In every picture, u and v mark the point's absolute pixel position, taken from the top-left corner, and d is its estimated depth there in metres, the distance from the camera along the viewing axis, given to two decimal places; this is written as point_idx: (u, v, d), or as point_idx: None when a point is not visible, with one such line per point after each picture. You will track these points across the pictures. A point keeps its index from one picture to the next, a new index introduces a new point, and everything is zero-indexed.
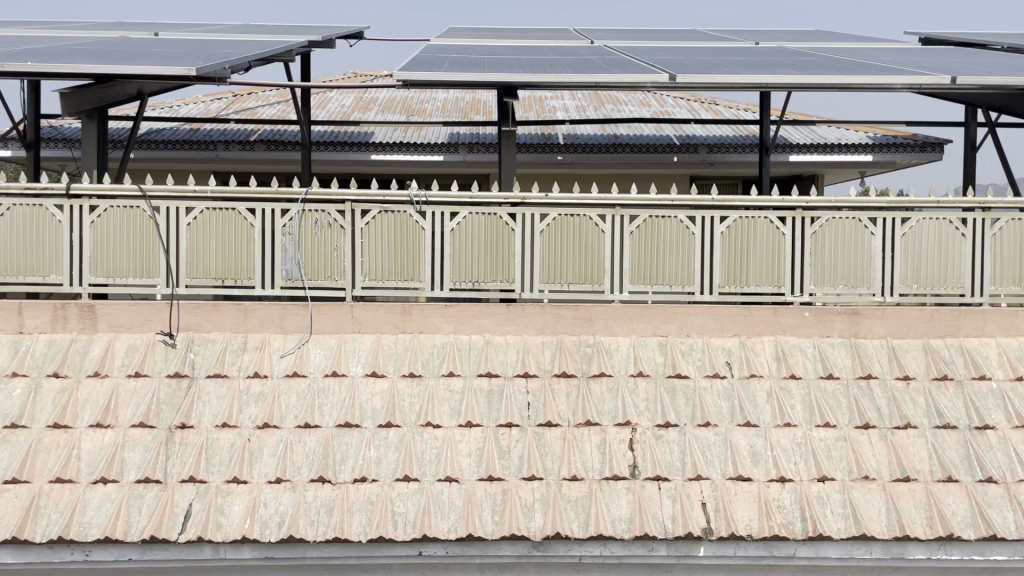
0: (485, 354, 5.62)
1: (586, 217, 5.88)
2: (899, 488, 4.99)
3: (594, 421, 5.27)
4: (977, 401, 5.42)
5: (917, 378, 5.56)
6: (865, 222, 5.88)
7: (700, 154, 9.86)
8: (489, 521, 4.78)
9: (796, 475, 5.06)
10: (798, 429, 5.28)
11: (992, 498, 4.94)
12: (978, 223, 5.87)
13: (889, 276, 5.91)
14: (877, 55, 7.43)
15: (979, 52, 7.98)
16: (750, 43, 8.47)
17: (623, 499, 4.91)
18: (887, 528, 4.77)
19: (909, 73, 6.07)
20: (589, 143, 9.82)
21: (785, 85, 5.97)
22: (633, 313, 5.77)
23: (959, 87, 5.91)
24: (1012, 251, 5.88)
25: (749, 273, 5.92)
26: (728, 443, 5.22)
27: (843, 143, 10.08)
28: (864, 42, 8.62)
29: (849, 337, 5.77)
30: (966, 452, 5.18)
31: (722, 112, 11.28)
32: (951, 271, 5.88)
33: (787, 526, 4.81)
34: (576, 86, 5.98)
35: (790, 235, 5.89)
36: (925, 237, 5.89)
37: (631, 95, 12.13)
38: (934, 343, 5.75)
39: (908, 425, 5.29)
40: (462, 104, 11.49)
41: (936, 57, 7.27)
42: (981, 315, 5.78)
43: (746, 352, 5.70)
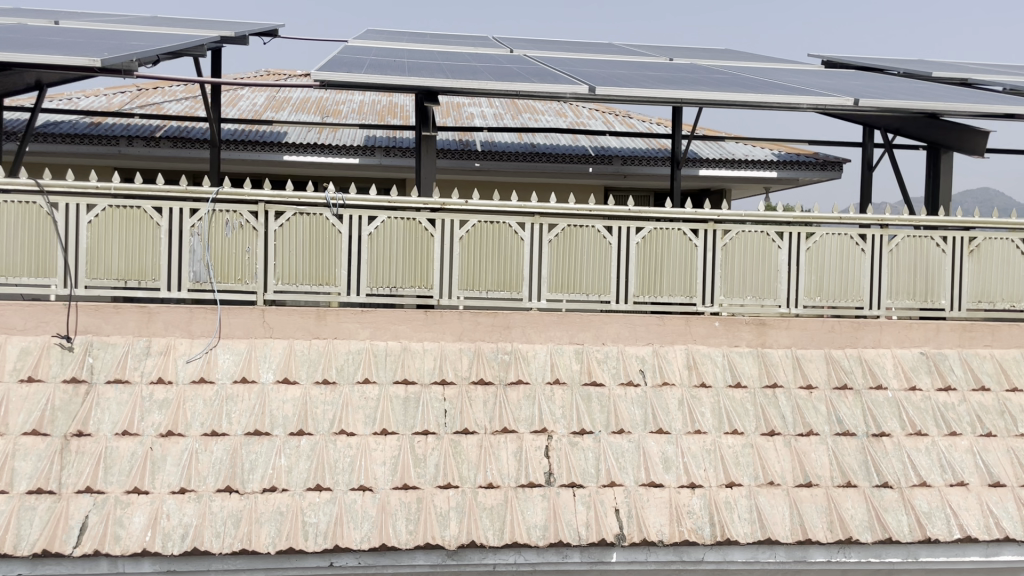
0: (402, 361, 5.55)
1: (506, 225, 5.89)
2: (801, 493, 5.17)
3: (511, 428, 5.27)
4: (874, 410, 5.67)
5: (819, 387, 5.78)
6: (772, 236, 6.08)
7: (614, 165, 10.05)
8: (403, 530, 4.72)
9: (705, 481, 5.19)
10: (707, 436, 5.42)
11: (888, 503, 5.17)
12: (877, 239, 6.13)
13: (794, 289, 6.12)
14: (785, 76, 7.72)
15: (877, 76, 8.38)
16: (665, 59, 8.68)
17: (538, 507, 4.93)
18: (790, 532, 4.95)
19: (815, 94, 6.33)
20: (506, 151, 9.85)
21: (699, 101, 6.14)
22: (551, 321, 5.80)
23: (860, 109, 6.18)
24: (908, 266, 6.15)
25: (663, 283, 6.04)
26: (641, 450, 5.31)
27: (750, 160, 10.43)
28: (771, 63, 8.96)
29: (756, 347, 5.95)
30: (864, 458, 5.41)
31: (636, 125, 11.51)
32: (851, 284, 6.13)
33: (696, 531, 4.93)
34: (497, 93, 5.99)
35: (702, 247, 6.05)
36: (827, 251, 6.12)
37: (548, 105, 12.23)
38: (835, 353, 5.97)
39: (810, 432, 5.50)
40: (378, 107, 11.37)
41: (838, 81, 7.61)
42: (878, 327, 6.03)
43: (658, 360, 5.81)
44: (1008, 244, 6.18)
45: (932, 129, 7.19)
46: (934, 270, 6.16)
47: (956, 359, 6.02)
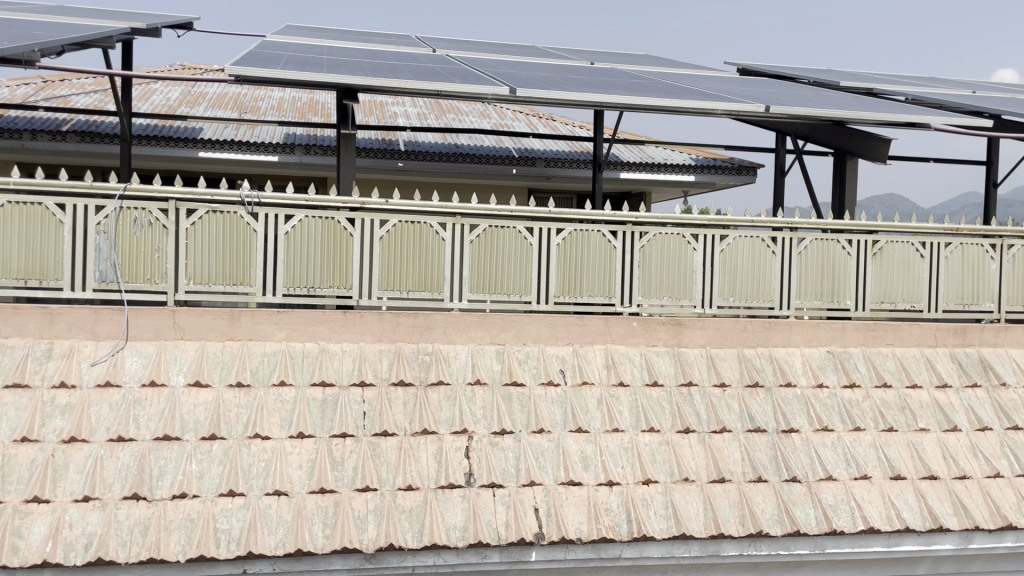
0: (320, 362, 5.45)
1: (426, 225, 5.86)
2: (715, 488, 5.31)
3: (431, 429, 5.24)
4: (784, 407, 5.86)
5: (732, 385, 5.94)
6: (688, 238, 6.23)
7: (537, 167, 10.14)
8: (320, 534, 4.64)
9: (622, 478, 5.27)
10: (625, 434, 5.51)
11: (796, 497, 5.35)
12: (787, 241, 6.34)
13: (709, 290, 6.28)
14: (701, 82, 7.91)
15: (789, 85, 8.67)
16: (586, 62, 8.80)
17: (458, 508, 4.92)
18: (704, 527, 5.09)
19: (729, 100, 6.51)
20: (429, 151, 9.80)
21: (618, 105, 6.24)
22: (472, 321, 5.79)
23: (771, 116, 6.39)
24: (816, 268, 6.37)
25: (583, 284, 6.11)
26: (560, 449, 5.35)
27: (668, 164, 10.66)
28: (689, 69, 9.17)
29: (673, 346, 6.07)
30: (774, 454, 5.58)
31: (559, 128, 11.62)
32: (762, 285, 6.32)
33: (614, 528, 5.00)
34: (418, 93, 5.95)
35: (620, 248, 6.15)
36: (740, 253, 6.30)
37: (471, 106, 12.22)
38: (747, 352, 6.14)
39: (723, 429, 5.64)
40: (299, 104, 11.17)
41: (752, 88, 7.84)
42: (788, 327, 6.22)
43: (578, 360, 5.87)
44: (909, 247, 6.45)
45: (840, 136, 7.47)
46: (840, 272, 6.39)
47: (861, 357, 6.23)
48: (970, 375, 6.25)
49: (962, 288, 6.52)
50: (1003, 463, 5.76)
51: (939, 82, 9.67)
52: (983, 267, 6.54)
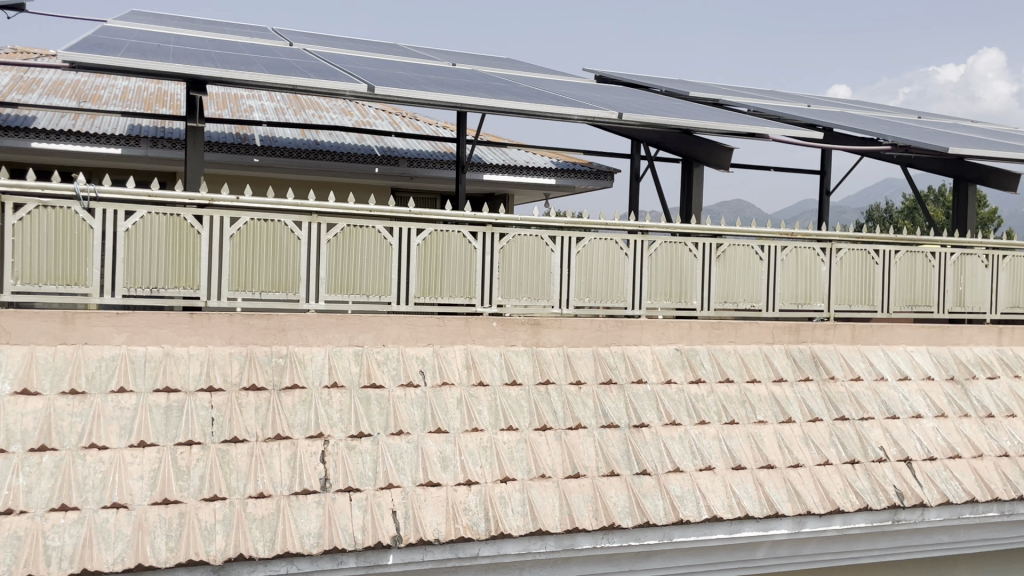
0: (164, 367, 5.16)
1: (281, 223, 5.68)
2: (570, 484, 5.46)
3: (285, 435, 5.09)
4: (635, 403, 6.07)
5: (587, 382, 6.09)
6: (546, 240, 6.35)
7: (400, 166, 10.08)
8: (163, 548, 4.45)
9: (481, 477, 5.33)
10: (484, 433, 5.55)
11: (646, 489, 5.58)
12: (639, 244, 6.59)
13: (566, 290, 6.41)
14: (560, 87, 8.10)
15: (643, 93, 9.02)
16: (448, 63, 8.82)
17: (313, 513, 4.83)
18: (559, 522, 5.23)
19: (584, 106, 6.70)
20: (288, 148, 9.54)
21: (477, 107, 6.28)
22: (329, 322, 5.64)
23: (624, 122, 6.63)
24: (666, 270, 6.65)
25: (443, 284, 6.09)
26: (419, 450, 5.32)
27: (530, 166, 10.84)
28: (549, 74, 9.37)
29: (531, 345, 6.15)
30: (626, 448, 5.79)
31: (422, 128, 11.59)
32: (617, 286, 6.52)
33: (471, 527, 5.06)
34: (272, 87, 5.78)
35: (480, 249, 6.20)
36: (596, 255, 6.48)
37: (332, 102, 11.98)
38: (602, 351, 6.30)
39: (578, 425, 5.80)
40: (145, 94, 10.57)
41: (608, 95, 8.08)
42: (640, 326, 6.42)
43: (438, 360, 5.84)
44: (750, 250, 6.82)
45: (688, 143, 7.83)
46: (687, 273, 6.70)
47: (706, 354, 6.52)
48: (802, 369, 6.61)
49: (795, 288, 6.89)
50: (832, 452, 6.14)
51: (778, 95, 10.26)
52: (814, 269, 6.93)
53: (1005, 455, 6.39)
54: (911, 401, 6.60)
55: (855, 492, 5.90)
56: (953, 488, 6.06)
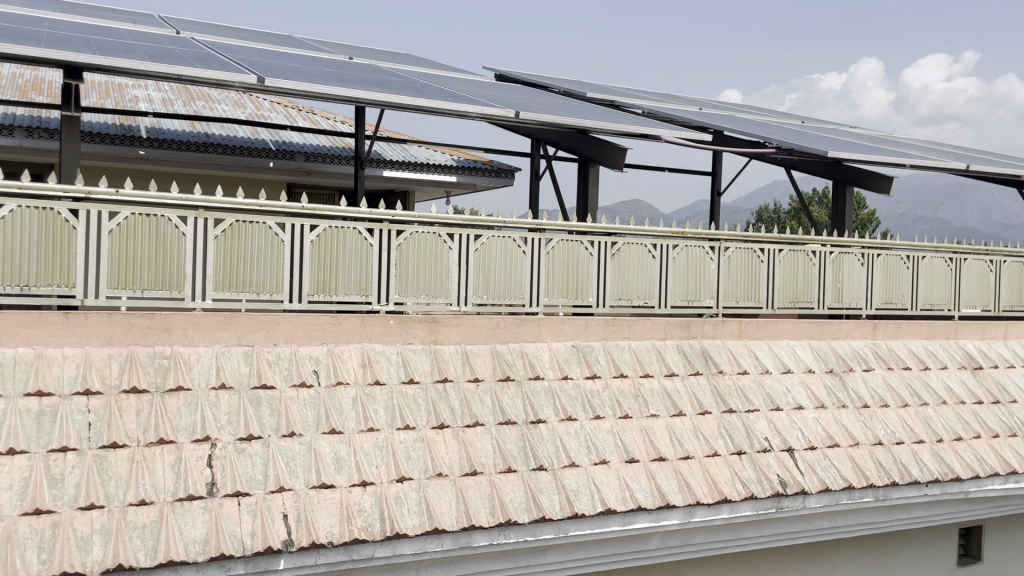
0: (35, 370, 4.86)
1: (164, 218, 5.44)
2: (467, 481, 5.46)
3: (168, 439, 4.88)
4: (532, 399, 6.11)
5: (485, 379, 6.08)
6: (444, 237, 6.31)
7: (296, 161, 9.86)
8: (34, 561, 4.25)
9: (376, 478, 5.25)
10: (380, 433, 5.47)
11: (543, 484, 5.63)
12: (536, 242, 6.62)
13: (464, 288, 6.38)
14: (458, 84, 8.08)
15: (541, 93, 9.09)
16: (345, 56, 8.66)
17: (198, 520, 4.66)
18: (455, 520, 5.23)
19: (482, 104, 6.69)
20: (176, 140, 9.17)
21: (373, 102, 6.18)
22: (217, 322, 5.43)
23: (521, 121, 6.66)
24: (563, 267, 6.71)
25: (337, 282, 5.95)
26: (312, 452, 5.19)
27: (430, 163, 10.75)
28: (448, 71, 9.33)
29: (429, 344, 6.09)
30: (523, 444, 5.83)
31: (319, 122, 11.35)
32: (515, 283, 6.54)
33: (366, 528, 5.00)
34: (155, 76, 5.52)
35: (377, 246, 6.09)
36: (494, 252, 6.46)
37: (224, 94, 11.60)
38: (500, 348, 6.30)
39: (476, 422, 5.79)
40: (20, 81, 9.95)
41: (506, 93, 8.09)
42: (537, 323, 6.46)
43: (332, 360, 5.70)
44: (643, 248, 6.97)
45: (585, 142, 7.93)
46: (583, 271, 6.78)
47: (601, 350, 6.61)
48: (692, 364, 6.79)
49: (686, 285, 7.09)
50: (720, 443, 6.35)
51: (673, 98, 10.50)
52: (704, 268, 7.15)
53: (879, 444, 6.71)
54: (793, 393, 6.88)
55: (741, 482, 6.12)
56: (831, 475, 6.35)
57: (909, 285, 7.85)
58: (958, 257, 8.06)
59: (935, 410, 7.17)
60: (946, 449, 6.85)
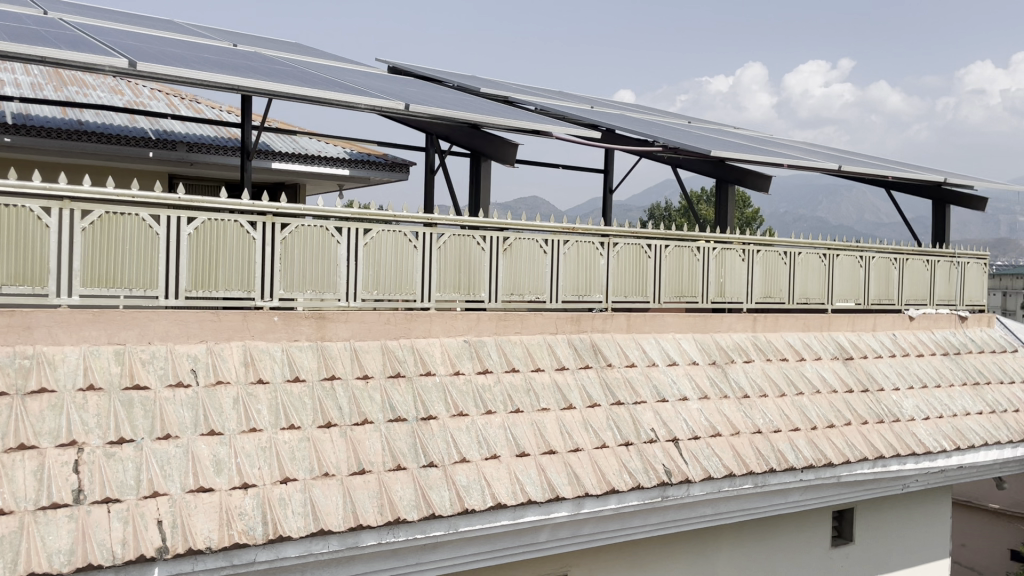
0: None
1: (26, 209, 5.06)
2: (354, 481, 5.32)
3: (30, 444, 4.56)
4: (423, 395, 5.96)
5: (375, 376, 5.90)
6: (331, 231, 6.11)
7: (178, 151, 9.44)
8: None
9: (258, 480, 5.06)
10: (263, 433, 5.25)
11: (432, 481, 5.55)
12: (427, 237, 6.52)
13: (352, 283, 6.21)
14: (348, 75, 7.90)
15: (434, 86, 9.01)
16: (228, 43, 8.33)
17: (64, 529, 4.41)
18: (342, 520, 5.12)
19: (370, 95, 6.57)
20: (45, 127, 8.61)
21: (255, 90, 5.96)
22: (85, 319, 5.11)
23: (411, 114, 6.57)
24: (455, 262, 6.62)
25: (218, 277, 5.70)
26: (189, 454, 4.96)
27: (321, 156, 10.51)
28: (338, 62, 9.12)
29: (316, 340, 5.89)
30: (413, 442, 5.69)
31: (204, 111, 10.91)
32: (405, 278, 6.43)
33: (247, 532, 4.83)
34: (13, 56, 5.15)
35: (260, 240, 5.85)
36: (383, 247, 6.35)
37: (100, 79, 10.99)
38: (390, 344, 6.14)
39: (365, 420, 5.61)
40: None
41: (396, 86, 7.97)
42: (428, 317, 6.33)
43: (212, 358, 5.44)
44: (535, 244, 6.97)
45: (477, 137, 7.92)
46: (475, 266, 6.71)
47: (493, 345, 6.55)
48: (583, 358, 6.82)
49: (577, 281, 7.15)
50: (608, 435, 6.38)
51: (565, 95, 10.60)
52: (593, 263, 7.23)
53: (758, 432, 6.95)
54: (678, 385, 7.04)
55: (628, 472, 6.20)
56: (713, 464, 6.53)
57: (786, 280, 8.20)
58: (830, 254, 8.48)
59: (810, 399, 7.48)
60: (820, 436, 7.18)
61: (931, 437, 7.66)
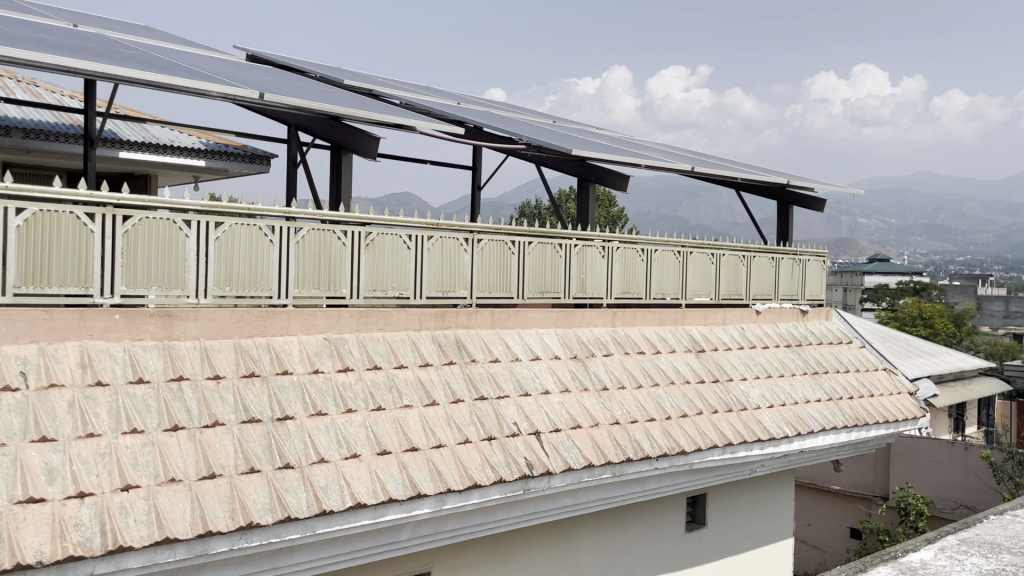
0: None
1: None
2: (204, 486, 5.09)
3: None
4: (279, 395, 5.76)
5: (226, 376, 5.65)
6: (179, 224, 5.80)
7: (12, 138, 8.74)
8: None
9: (96, 488, 4.75)
10: (102, 438, 4.93)
11: (288, 483, 5.38)
12: (285, 231, 6.30)
13: (203, 279, 5.91)
14: (200, 62, 7.54)
15: (295, 77, 8.76)
16: (67, 23, 7.76)
17: None
18: (190, 527, 4.89)
19: (222, 83, 6.30)
20: None
21: (95, 73, 5.57)
22: None
23: (266, 104, 6.35)
24: (314, 257, 6.42)
25: (51, 272, 5.27)
26: (17, 463, 4.58)
27: (175, 146, 10.00)
28: (192, 48, 8.70)
29: (162, 340, 5.58)
30: (268, 443, 5.49)
31: (42, 95, 10.15)
32: (261, 274, 6.17)
33: (84, 544, 4.53)
34: None
35: (99, 233, 5.46)
36: (237, 241, 6.06)
37: None
38: (244, 342, 5.91)
39: (215, 422, 5.37)
40: None
41: (254, 75, 7.68)
42: (285, 315, 6.15)
43: (44, 359, 5.03)
44: (398, 239, 6.87)
45: (338, 131, 7.76)
46: (336, 261, 6.54)
47: (354, 342, 6.42)
48: (446, 354, 6.80)
49: (441, 275, 7.10)
50: (471, 430, 6.38)
51: (431, 91, 10.54)
52: (458, 259, 7.21)
53: (616, 423, 7.16)
54: (540, 378, 7.14)
55: (490, 467, 6.22)
56: (573, 455, 6.67)
57: (643, 276, 8.49)
58: (685, 251, 8.85)
59: (664, 390, 7.78)
60: (674, 426, 7.47)
61: (775, 424, 8.14)
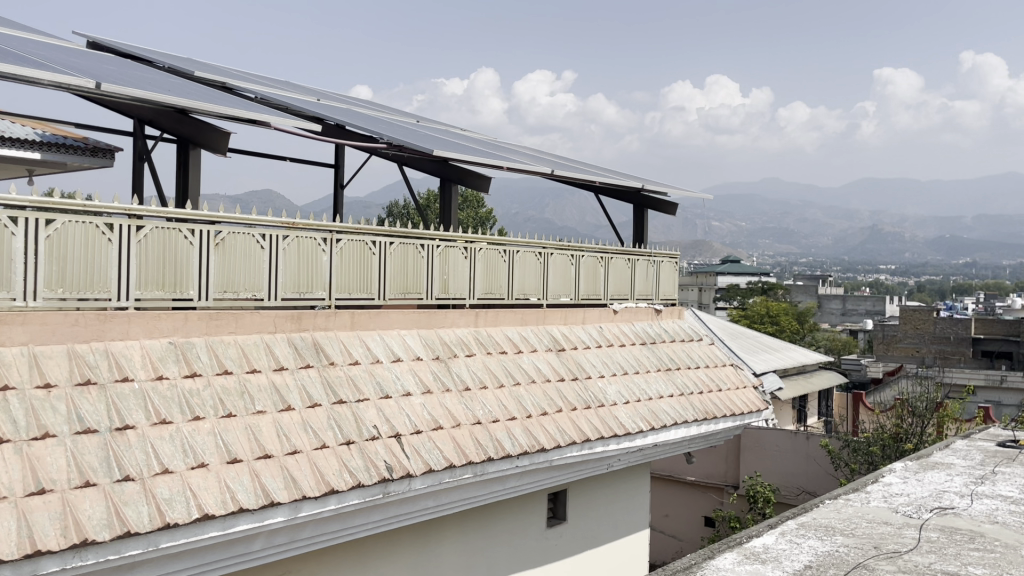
0: None
1: None
2: (32, 502, 4.72)
3: None
4: (118, 403, 5.43)
5: (58, 385, 5.27)
6: (4, 222, 5.31)
7: None
8: None
9: None
10: None
11: (128, 496, 5.08)
12: (125, 230, 5.93)
13: (32, 281, 5.46)
14: (31, 47, 7.00)
15: (140, 67, 8.29)
16: None
17: None
18: (15, 547, 4.52)
19: (55, 70, 5.87)
20: None
21: None
22: None
23: (103, 94, 5.97)
24: (157, 258, 6.10)
25: None
26: None
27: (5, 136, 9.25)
28: (22, 32, 8.07)
29: None
30: (105, 455, 5.16)
31: None
32: (97, 275, 5.79)
33: None
34: None
35: None
36: (70, 240, 5.65)
37: None
38: (78, 349, 5.53)
39: (45, 434, 4.99)
40: None
41: (94, 64, 7.22)
42: (126, 319, 5.80)
43: None
44: (250, 238, 6.62)
45: (186, 125, 7.41)
46: (183, 262, 6.23)
47: (202, 347, 6.14)
48: (303, 357, 6.62)
49: (297, 276, 6.90)
50: (328, 434, 6.24)
51: (290, 86, 10.25)
52: (315, 259, 7.02)
53: (478, 423, 7.20)
54: (401, 380, 7.07)
55: (348, 471, 6.11)
56: (434, 457, 6.64)
57: (505, 277, 8.58)
58: (545, 252, 9.02)
59: (526, 389, 7.90)
60: (535, 424, 7.59)
61: (631, 420, 8.42)
